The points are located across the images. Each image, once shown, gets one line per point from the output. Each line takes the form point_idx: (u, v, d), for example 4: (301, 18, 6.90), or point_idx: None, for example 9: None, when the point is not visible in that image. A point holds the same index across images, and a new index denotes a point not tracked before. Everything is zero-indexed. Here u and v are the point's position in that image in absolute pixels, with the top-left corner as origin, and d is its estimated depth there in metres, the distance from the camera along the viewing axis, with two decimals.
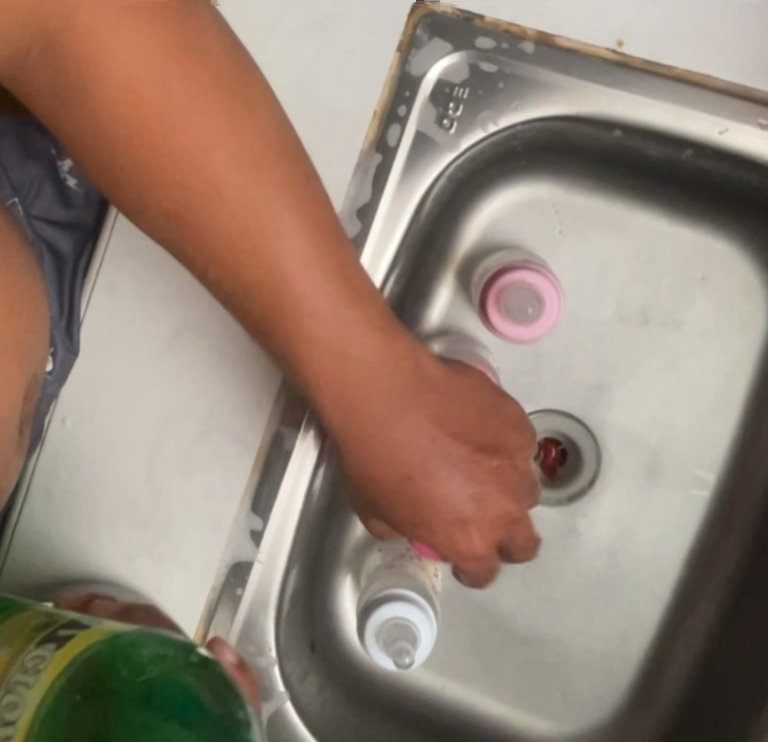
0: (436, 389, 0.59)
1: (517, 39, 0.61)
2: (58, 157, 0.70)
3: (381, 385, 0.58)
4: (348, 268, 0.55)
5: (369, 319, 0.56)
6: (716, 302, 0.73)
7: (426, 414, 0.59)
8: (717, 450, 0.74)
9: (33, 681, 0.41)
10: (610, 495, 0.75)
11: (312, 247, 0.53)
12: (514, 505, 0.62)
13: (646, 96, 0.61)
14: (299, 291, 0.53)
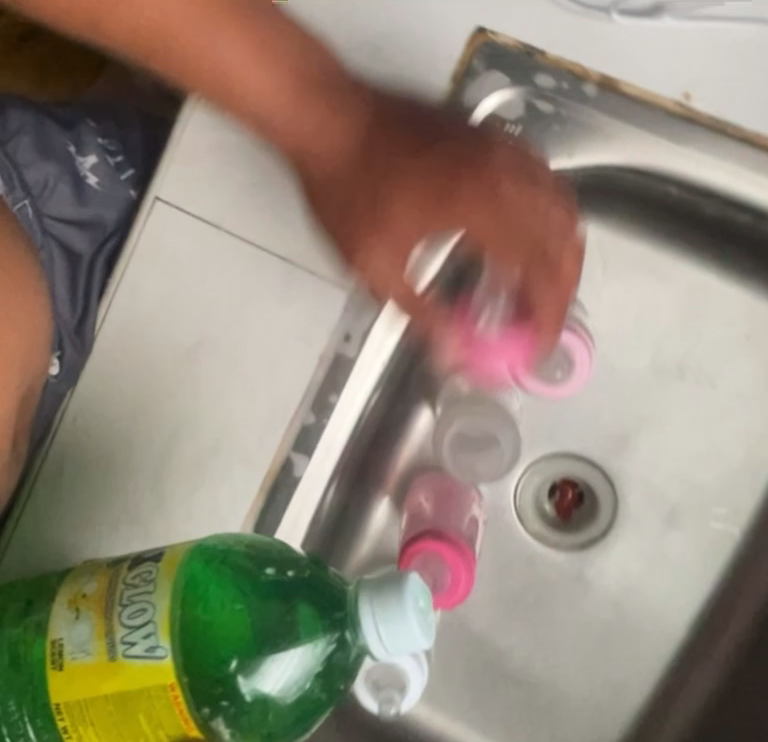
0: (418, 177, 0.59)
1: (578, 80, 0.58)
2: (77, 154, 0.68)
3: (361, 198, 0.60)
4: (321, 78, 0.59)
5: (346, 131, 0.60)
6: (757, 364, 0.69)
7: (410, 213, 0.59)
8: (739, 516, 0.71)
9: (154, 597, 0.51)
10: (622, 545, 0.73)
11: (278, 73, 0.59)
12: (526, 266, 0.58)
13: (708, 154, 0.57)
14: (271, 110, 0.59)
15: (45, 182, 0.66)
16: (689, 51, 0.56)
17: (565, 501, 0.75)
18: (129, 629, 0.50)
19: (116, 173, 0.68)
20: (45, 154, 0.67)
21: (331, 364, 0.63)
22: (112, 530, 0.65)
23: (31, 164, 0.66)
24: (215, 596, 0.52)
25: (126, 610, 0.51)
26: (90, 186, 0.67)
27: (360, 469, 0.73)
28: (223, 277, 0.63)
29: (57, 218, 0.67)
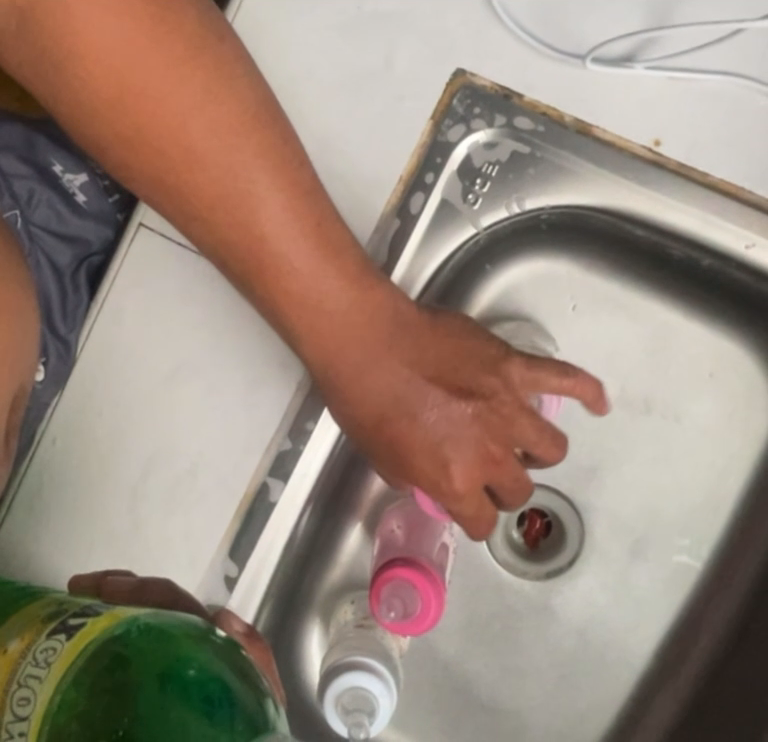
0: (445, 392, 0.60)
1: (554, 122, 0.60)
2: (64, 173, 0.69)
3: (386, 388, 0.60)
4: (380, 311, 0.59)
5: (392, 367, 0.60)
6: (720, 401, 0.71)
7: (432, 403, 0.60)
8: (702, 549, 0.73)
9: (42, 684, 0.35)
10: (590, 576, 0.74)
11: (337, 277, 0.58)
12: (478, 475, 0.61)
13: (677, 199, 0.59)
14: (330, 322, 0.59)
15: (32, 194, 0.68)
16: (656, 100, 0.59)
17: (532, 530, 0.78)
18: (10, 721, 0.35)
19: (105, 194, 0.69)
20: (32, 166, 0.69)
21: (308, 390, 0.64)
22: (94, 546, 0.65)
23: (19, 175, 0.68)
24: (134, 668, 0.38)
25: (18, 691, 0.35)
26: (80, 203, 0.69)
27: (335, 495, 0.73)
28: (207, 305, 0.64)
29: (44, 229, 0.68)
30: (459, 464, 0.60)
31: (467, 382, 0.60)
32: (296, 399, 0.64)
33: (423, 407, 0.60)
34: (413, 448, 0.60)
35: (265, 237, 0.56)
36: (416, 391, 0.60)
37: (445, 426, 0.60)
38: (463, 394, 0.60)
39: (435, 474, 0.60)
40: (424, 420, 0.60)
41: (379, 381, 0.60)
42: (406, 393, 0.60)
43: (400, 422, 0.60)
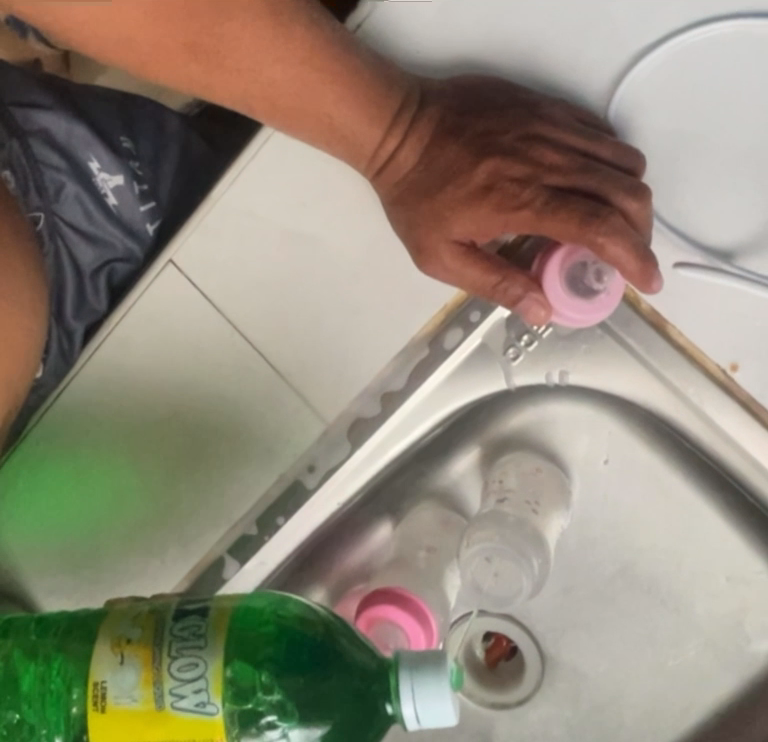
0: (485, 165, 0.49)
1: (628, 304, 0.52)
2: (100, 172, 0.66)
3: (413, 199, 0.50)
4: (367, 85, 0.49)
5: (399, 184, 0.51)
6: (727, 610, 0.65)
7: (457, 186, 0.50)
8: (656, 741, 0.68)
9: (206, 652, 0.44)
10: (533, 725, 0.70)
11: (341, 85, 0.49)
12: (570, 227, 0.47)
13: (734, 434, 0.52)
14: (330, 123, 0.50)
15: (61, 189, 0.65)
16: (751, 320, 0.50)
17: (496, 650, 0.72)
18: (179, 682, 0.43)
19: (138, 200, 0.67)
20: (67, 160, 0.66)
21: (293, 483, 0.61)
22: (50, 563, 0.63)
23: (52, 167, 0.65)
24: (243, 649, 0.45)
25: (177, 662, 0.44)
26: (110, 206, 0.66)
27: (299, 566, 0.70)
28: (214, 360, 0.60)
29: (70, 226, 0.65)
30: (402, 631, 0.57)
31: (462, 164, 0.50)
32: (277, 487, 0.61)
33: (468, 185, 0.49)
34: (463, 233, 0.50)
35: (290, 103, 0.49)
36: (433, 182, 0.50)
37: (477, 214, 0.49)
38: (470, 166, 0.49)
39: (376, 628, 0.57)
40: (470, 203, 0.49)
41: (404, 188, 0.51)
42: (439, 194, 0.50)
43: (436, 231, 0.50)
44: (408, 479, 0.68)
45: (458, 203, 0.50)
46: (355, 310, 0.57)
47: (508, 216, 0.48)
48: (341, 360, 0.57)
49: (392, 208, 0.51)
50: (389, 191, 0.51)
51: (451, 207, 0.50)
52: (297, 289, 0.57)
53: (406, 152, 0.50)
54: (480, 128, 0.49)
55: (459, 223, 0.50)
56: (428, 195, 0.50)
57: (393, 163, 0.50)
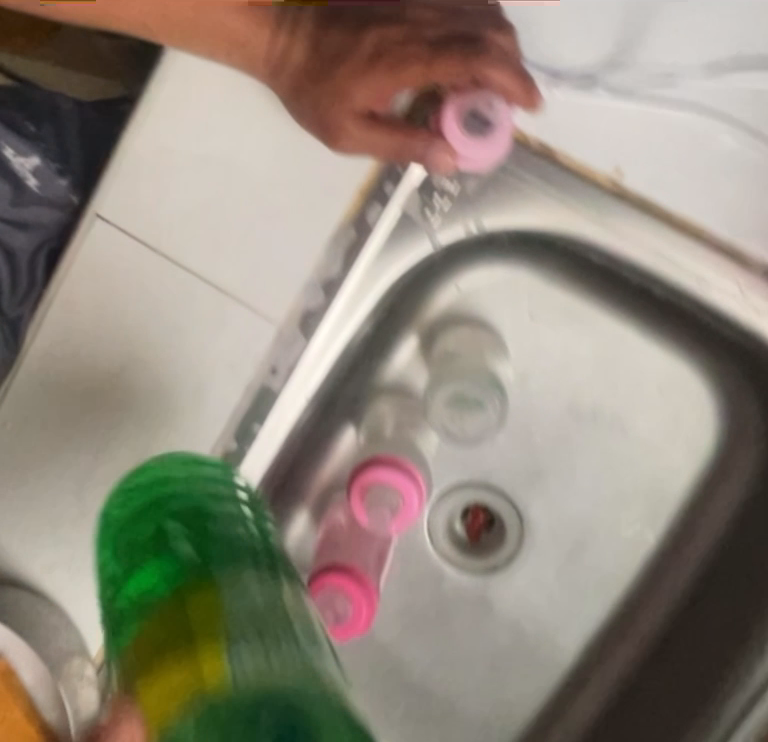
0: (370, 36, 0.56)
1: (518, 143, 0.59)
2: (13, 156, 0.69)
3: (312, 84, 0.56)
4: None
5: (297, 74, 0.56)
6: (667, 419, 0.72)
7: (350, 61, 0.56)
8: (638, 554, 0.75)
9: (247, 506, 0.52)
10: (527, 577, 0.76)
11: None
12: (459, 66, 0.54)
13: (635, 232, 0.60)
14: (224, 26, 0.55)
15: None
16: (622, 127, 0.57)
17: (476, 523, 0.77)
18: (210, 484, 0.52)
19: (56, 174, 0.69)
20: None
21: (259, 392, 0.65)
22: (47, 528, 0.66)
23: None
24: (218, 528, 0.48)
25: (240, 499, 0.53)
26: (28, 187, 0.69)
27: (282, 479, 0.74)
28: (159, 297, 0.63)
29: None
30: (392, 486, 0.61)
31: (347, 42, 0.56)
32: (245, 401, 0.64)
33: (358, 56, 0.56)
34: (362, 100, 0.56)
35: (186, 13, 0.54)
36: (326, 63, 0.56)
37: (373, 80, 0.55)
38: (356, 40, 0.56)
39: (370, 492, 0.62)
40: (364, 72, 0.55)
41: (302, 77, 0.56)
42: (334, 73, 0.56)
43: (339, 105, 0.56)
44: (362, 377, 0.73)
45: (353, 74, 0.56)
46: (278, 213, 0.61)
47: (402, 72, 0.55)
48: (278, 263, 0.62)
49: (294, 101, 0.57)
50: (288, 85, 0.57)
51: (348, 80, 0.56)
52: (221, 206, 0.62)
53: (296, 45, 0.56)
54: (356, 14, 0.56)
55: (358, 92, 0.56)
56: (324, 75, 0.56)
57: (287, 58, 0.56)
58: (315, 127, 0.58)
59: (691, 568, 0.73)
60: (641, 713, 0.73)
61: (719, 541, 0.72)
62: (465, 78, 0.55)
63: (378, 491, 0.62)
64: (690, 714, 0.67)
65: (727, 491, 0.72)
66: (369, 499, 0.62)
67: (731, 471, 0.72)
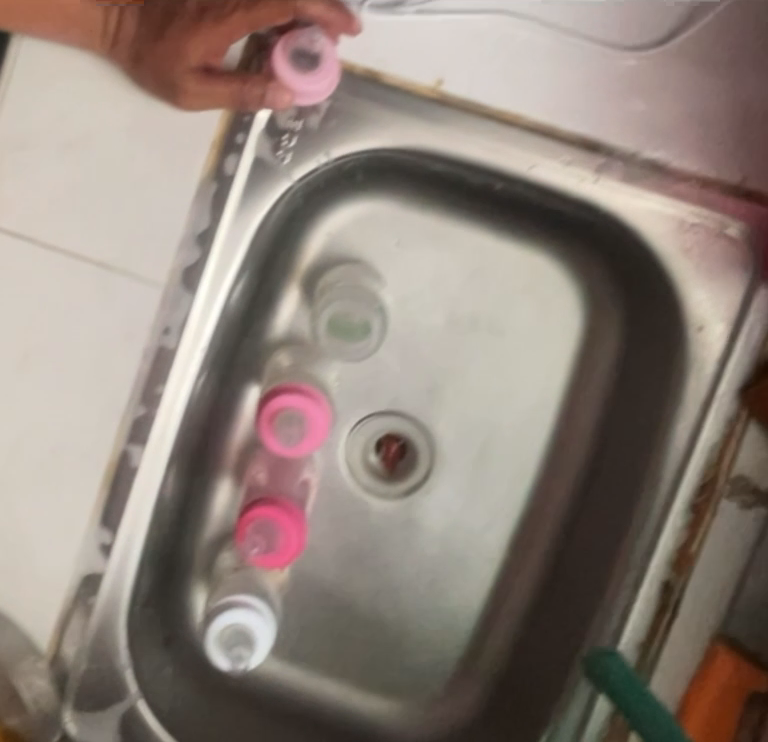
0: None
1: (346, 73, 0.65)
2: None
3: (148, 47, 0.60)
4: None
5: (134, 42, 0.61)
6: (538, 314, 0.78)
7: (179, 21, 0.59)
8: (537, 447, 0.79)
9: None
10: (446, 490, 0.80)
11: None
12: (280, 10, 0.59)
13: (468, 133, 0.65)
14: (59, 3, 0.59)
15: None
16: (434, 41, 0.65)
17: (389, 456, 0.81)
18: None
19: None
20: None
21: (154, 355, 0.66)
22: None
23: None
24: None
25: None
26: None
27: (196, 453, 0.75)
28: (42, 284, 0.66)
29: None
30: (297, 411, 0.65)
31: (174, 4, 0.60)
32: (144, 366, 0.67)
33: (186, 15, 0.60)
34: (194, 54, 0.60)
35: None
36: (157, 27, 0.60)
37: (202, 35, 0.59)
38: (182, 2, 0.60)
39: (278, 419, 0.65)
40: (192, 28, 0.59)
41: (139, 43, 0.61)
42: (166, 34, 0.60)
43: (176, 63, 0.60)
44: (252, 338, 0.76)
45: (183, 32, 0.59)
46: (141, 181, 0.65)
47: (228, 23, 0.59)
48: (149, 228, 0.65)
49: (136, 66, 0.62)
50: (128, 52, 0.61)
51: (179, 38, 0.59)
52: (86, 185, 0.65)
53: (127, 16, 0.60)
54: None
55: (191, 48, 0.59)
56: (157, 38, 0.60)
57: (121, 26, 0.60)
58: (159, 86, 0.62)
59: (583, 442, 0.78)
60: (570, 591, 0.77)
61: (602, 411, 0.77)
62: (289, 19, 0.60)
63: (284, 419, 0.65)
64: (613, 563, 0.73)
65: (600, 366, 0.78)
66: (277, 429, 0.65)
67: (598, 345, 0.78)
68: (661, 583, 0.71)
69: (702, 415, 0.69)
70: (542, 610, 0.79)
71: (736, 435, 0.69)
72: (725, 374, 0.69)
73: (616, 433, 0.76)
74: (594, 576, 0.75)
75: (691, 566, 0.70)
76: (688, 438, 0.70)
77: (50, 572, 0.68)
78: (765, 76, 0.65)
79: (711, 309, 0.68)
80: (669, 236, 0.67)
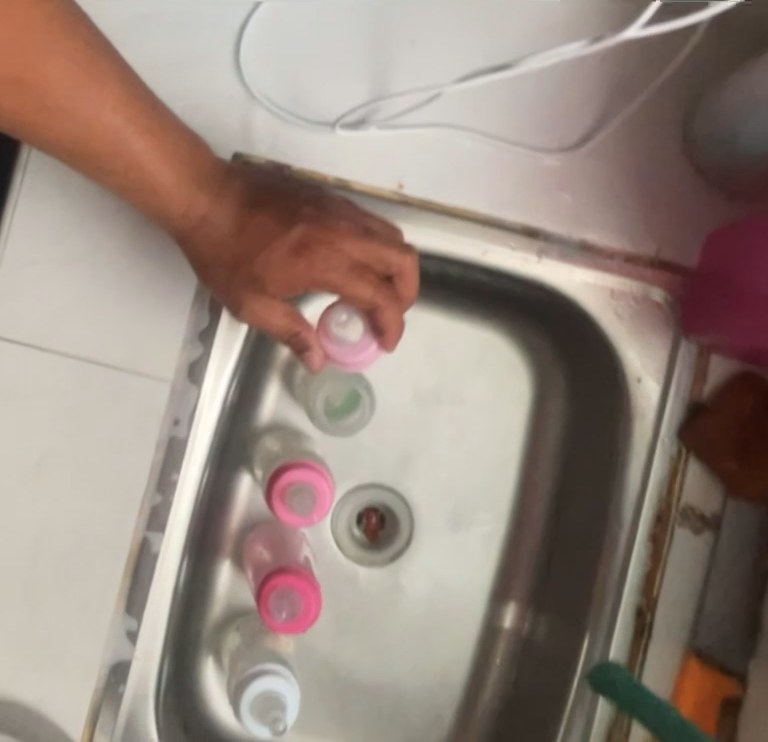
0: (294, 221, 0.67)
1: (319, 183, 0.75)
2: None
3: (226, 256, 0.66)
4: (198, 151, 0.64)
5: (219, 246, 0.66)
6: (490, 382, 0.88)
7: (278, 246, 0.67)
8: (504, 501, 0.88)
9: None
10: (427, 552, 0.87)
11: (170, 160, 0.61)
12: (370, 280, 0.69)
13: (426, 227, 0.76)
14: (193, 197, 0.64)
15: None
16: (392, 152, 0.76)
17: (371, 526, 0.87)
18: None
19: None
20: None
21: (168, 446, 0.73)
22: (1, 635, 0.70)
23: None
24: None
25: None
26: None
27: (200, 541, 0.80)
28: (58, 389, 0.71)
29: None
30: (303, 483, 0.71)
31: (277, 225, 0.67)
32: (158, 456, 0.73)
33: (286, 245, 0.67)
34: (278, 295, 0.68)
35: (141, 166, 0.60)
36: (252, 242, 0.66)
37: (288, 274, 0.68)
38: (286, 229, 0.67)
39: (286, 494, 0.71)
40: (287, 262, 0.67)
41: (225, 253, 0.66)
42: (257, 260, 0.67)
43: (257, 295, 0.67)
44: (243, 427, 0.82)
45: (278, 262, 0.67)
46: (146, 288, 0.72)
47: (314, 269, 0.68)
48: (156, 330, 0.72)
49: (213, 267, 0.67)
50: (213, 270, 0.67)
51: (268, 268, 0.67)
52: (96, 296, 0.71)
53: (222, 218, 0.65)
54: (286, 207, 0.67)
55: (277, 275, 0.68)
56: (251, 257, 0.67)
57: (206, 221, 0.65)
58: (222, 296, 0.68)
59: (545, 493, 0.88)
60: (548, 629, 0.84)
61: (558, 462, 0.87)
62: (370, 301, 0.70)
63: (294, 493, 0.71)
64: (584, 595, 0.80)
65: (551, 423, 0.88)
66: (284, 501, 0.71)
67: (547, 406, 0.88)
68: (635, 612, 0.77)
69: (650, 453, 0.78)
70: (528, 654, 0.85)
71: (681, 468, 0.78)
72: (663, 419, 0.78)
73: (571, 480, 0.86)
74: (570, 616, 0.81)
75: (658, 592, 0.77)
76: (641, 478, 0.78)
77: (78, 664, 0.71)
78: (666, 163, 0.78)
79: (642, 365, 0.79)
80: (603, 304, 0.79)
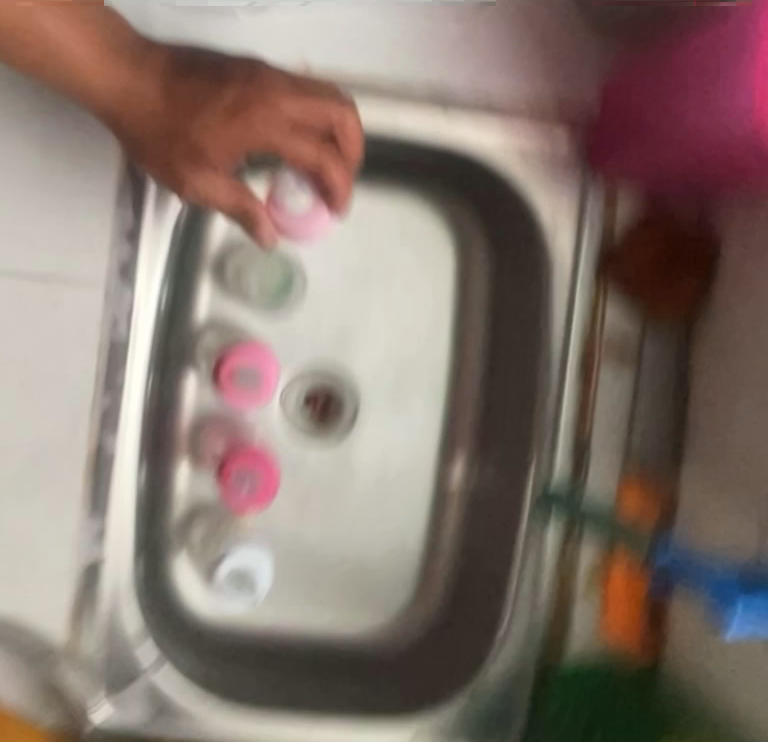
0: (221, 87, 0.64)
1: None
2: None
3: (158, 130, 0.63)
4: (112, 30, 0.61)
5: (148, 123, 0.63)
6: (415, 255, 0.90)
7: (205, 112, 0.64)
8: (441, 367, 0.91)
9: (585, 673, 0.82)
10: (375, 425, 0.90)
11: (86, 39, 0.60)
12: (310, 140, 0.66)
13: None
14: (110, 76, 0.61)
15: None
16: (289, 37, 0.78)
17: (318, 408, 0.89)
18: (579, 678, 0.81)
19: None
20: None
21: (109, 348, 0.75)
22: None
23: None
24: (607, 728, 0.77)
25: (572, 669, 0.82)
26: None
27: (155, 445, 0.83)
28: None
29: None
30: (251, 366, 0.79)
31: (203, 91, 0.64)
32: (101, 359, 0.74)
33: (215, 110, 0.64)
34: (220, 166, 0.65)
35: (54, 49, 0.58)
36: (180, 112, 0.63)
37: (224, 140, 0.64)
38: (214, 92, 0.64)
39: (235, 379, 0.79)
40: (219, 126, 0.64)
41: (151, 129, 0.63)
42: (189, 128, 0.63)
43: (194, 166, 0.65)
44: (181, 328, 0.84)
45: (213, 126, 0.64)
46: (67, 198, 0.73)
47: (251, 132, 0.64)
48: (82, 238, 0.73)
49: (142, 145, 0.64)
50: (148, 149, 0.64)
51: (203, 136, 0.64)
52: (18, 211, 0.73)
53: (147, 89, 0.62)
54: (209, 73, 0.64)
55: (212, 143, 0.64)
56: (184, 126, 0.63)
57: (129, 95, 0.62)
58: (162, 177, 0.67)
59: (481, 353, 0.91)
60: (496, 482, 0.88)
61: (488, 323, 0.90)
62: (313, 162, 0.67)
63: (243, 378, 0.79)
64: (521, 442, 0.85)
65: (477, 288, 0.91)
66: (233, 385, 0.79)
67: (473, 269, 0.91)
68: (572, 445, 0.84)
69: (571, 296, 0.83)
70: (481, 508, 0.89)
71: (601, 304, 0.84)
72: (579, 264, 0.83)
73: (504, 337, 0.89)
74: (515, 465, 0.86)
75: (590, 424, 0.84)
76: (564, 322, 0.83)
77: (53, 569, 0.74)
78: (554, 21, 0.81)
79: (558, 216, 0.82)
80: (512, 162, 0.81)
